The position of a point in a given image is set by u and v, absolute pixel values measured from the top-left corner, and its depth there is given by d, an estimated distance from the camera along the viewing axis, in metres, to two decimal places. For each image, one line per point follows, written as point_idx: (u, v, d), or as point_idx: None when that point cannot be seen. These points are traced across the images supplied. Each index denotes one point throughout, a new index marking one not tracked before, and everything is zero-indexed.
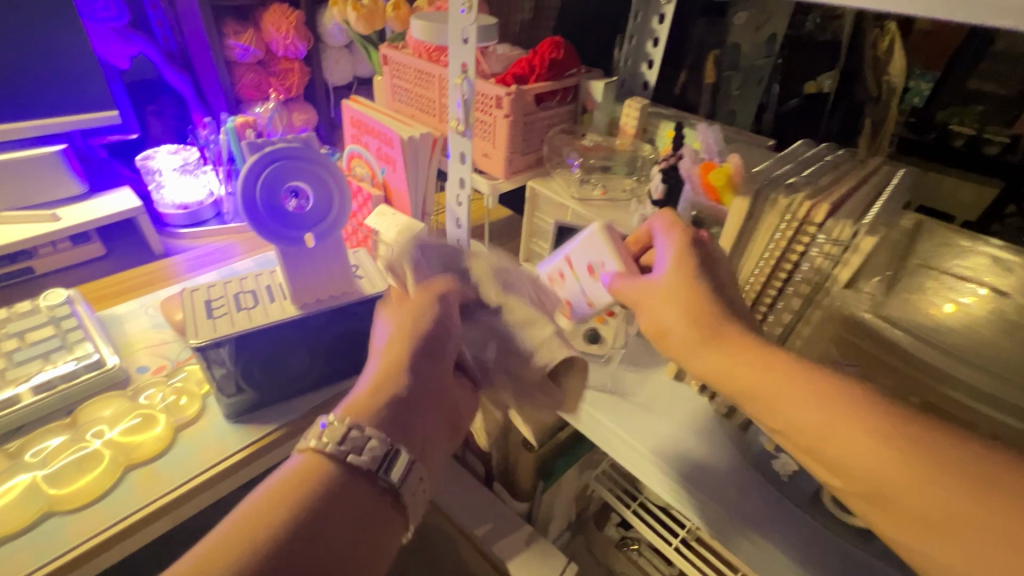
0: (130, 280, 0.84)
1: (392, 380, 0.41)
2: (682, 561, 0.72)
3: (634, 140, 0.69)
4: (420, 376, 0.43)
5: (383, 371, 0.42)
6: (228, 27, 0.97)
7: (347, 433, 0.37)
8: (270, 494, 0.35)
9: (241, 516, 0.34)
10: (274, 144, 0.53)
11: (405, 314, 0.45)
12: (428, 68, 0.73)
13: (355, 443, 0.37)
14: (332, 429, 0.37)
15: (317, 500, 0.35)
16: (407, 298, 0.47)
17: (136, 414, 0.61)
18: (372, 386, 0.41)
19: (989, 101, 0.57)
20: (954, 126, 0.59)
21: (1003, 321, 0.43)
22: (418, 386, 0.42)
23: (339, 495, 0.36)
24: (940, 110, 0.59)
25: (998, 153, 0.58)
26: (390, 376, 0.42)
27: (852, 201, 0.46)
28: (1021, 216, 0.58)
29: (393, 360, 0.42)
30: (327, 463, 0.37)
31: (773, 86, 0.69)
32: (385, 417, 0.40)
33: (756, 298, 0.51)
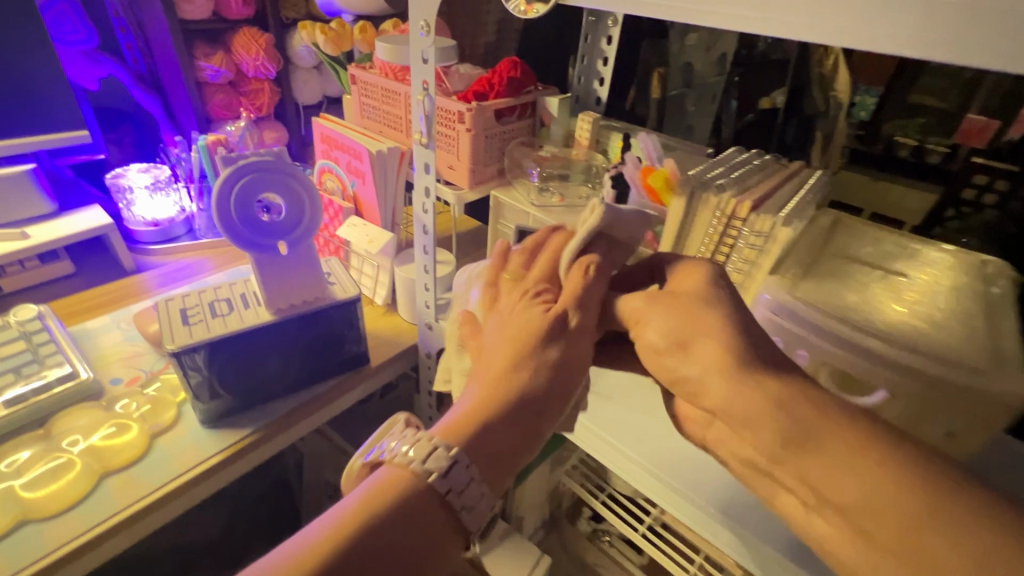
0: (103, 295, 0.85)
1: (485, 401, 0.36)
2: (649, 546, 0.76)
3: (588, 151, 0.76)
4: (532, 406, 0.36)
5: (485, 393, 0.36)
6: (199, 49, 0.98)
7: (439, 460, 0.33)
8: (356, 505, 0.31)
9: (327, 525, 0.31)
10: (247, 158, 0.56)
11: (527, 324, 0.40)
12: (394, 86, 0.78)
13: (444, 466, 0.32)
14: (419, 448, 0.33)
15: (396, 521, 0.31)
16: (516, 301, 0.41)
17: (110, 424, 0.62)
18: (475, 408, 0.36)
19: (930, 114, 0.68)
20: (899, 137, 0.69)
21: (951, 317, 0.45)
22: (526, 413, 0.36)
23: (420, 525, 0.31)
24: (887, 124, 0.70)
25: (940, 161, 0.69)
26: (495, 399, 0.36)
27: (772, 198, 0.51)
28: (957, 218, 0.69)
29: (491, 375, 0.37)
30: (413, 482, 0.33)
31: (730, 101, 0.77)
32: (481, 449, 0.34)
33: (712, 254, 0.52)
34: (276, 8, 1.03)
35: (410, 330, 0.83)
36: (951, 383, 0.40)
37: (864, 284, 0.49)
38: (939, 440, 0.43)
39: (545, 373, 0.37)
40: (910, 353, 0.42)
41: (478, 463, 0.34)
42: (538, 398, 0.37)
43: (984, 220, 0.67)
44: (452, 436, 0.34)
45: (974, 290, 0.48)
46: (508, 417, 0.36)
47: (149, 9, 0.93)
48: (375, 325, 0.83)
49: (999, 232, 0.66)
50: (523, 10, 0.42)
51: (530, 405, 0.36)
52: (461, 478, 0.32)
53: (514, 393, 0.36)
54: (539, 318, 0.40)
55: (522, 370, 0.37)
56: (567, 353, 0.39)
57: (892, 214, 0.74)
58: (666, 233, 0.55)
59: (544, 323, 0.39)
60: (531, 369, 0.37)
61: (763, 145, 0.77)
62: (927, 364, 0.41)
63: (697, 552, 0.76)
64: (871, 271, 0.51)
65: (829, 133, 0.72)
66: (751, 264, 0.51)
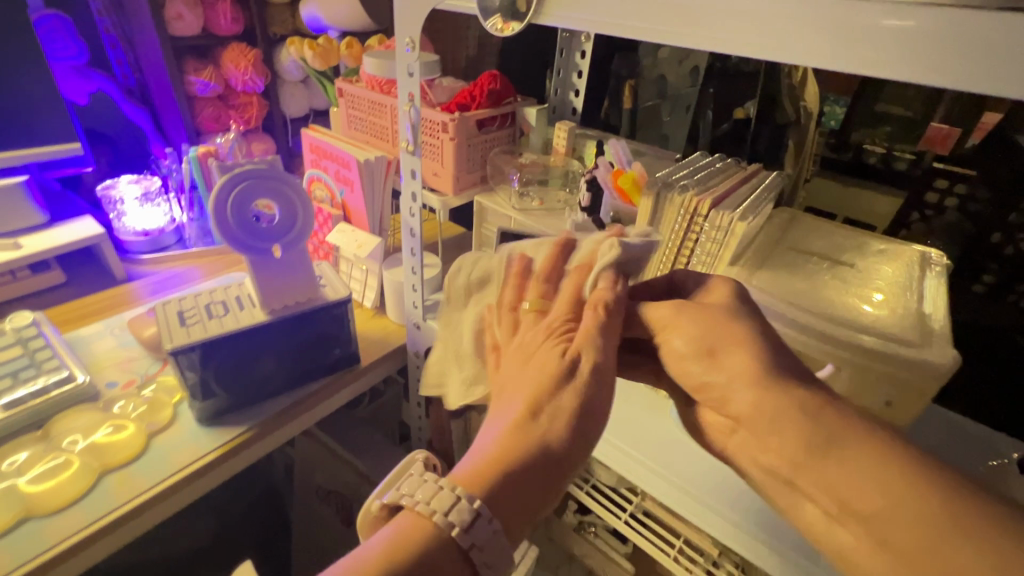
0: (95, 303, 0.87)
1: (512, 450, 0.34)
2: (631, 532, 0.78)
3: (565, 158, 0.81)
4: (560, 455, 0.34)
5: (504, 442, 0.34)
6: (188, 64, 1.02)
7: (460, 512, 0.31)
8: (380, 549, 0.31)
9: (349, 569, 0.30)
10: (242, 166, 0.59)
11: (539, 365, 0.37)
12: (380, 99, 0.82)
13: (462, 518, 0.31)
14: (438, 499, 0.32)
15: (415, 567, 0.30)
16: (538, 342, 0.40)
17: (108, 424, 0.64)
18: (497, 455, 0.34)
19: None
20: None
21: (897, 309, 0.49)
22: (553, 461, 0.34)
23: (437, 574, 0.31)
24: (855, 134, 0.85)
25: None
26: (510, 453, 0.33)
27: (731, 197, 0.56)
28: (920, 222, 0.77)
29: (515, 422, 0.35)
30: (434, 532, 0.31)
31: (707, 113, 0.85)
32: (505, 500, 0.32)
33: (677, 251, 0.57)
34: (264, 24, 1.07)
35: (399, 331, 0.86)
36: (886, 354, 0.44)
37: (824, 280, 0.53)
38: (880, 410, 0.48)
39: (577, 414, 0.36)
40: (849, 330, 0.46)
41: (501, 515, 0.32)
42: (569, 446, 0.35)
43: (946, 222, 0.74)
44: (471, 487, 0.32)
45: (911, 278, 0.53)
46: (535, 468, 0.33)
47: (141, 27, 0.97)
48: (365, 326, 0.86)
49: (960, 232, 0.73)
50: (500, 28, 0.46)
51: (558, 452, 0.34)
52: (480, 534, 0.31)
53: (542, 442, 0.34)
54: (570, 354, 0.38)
55: (557, 415, 0.35)
56: (586, 399, 0.36)
57: None
58: None
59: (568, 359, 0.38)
60: (560, 413, 0.35)
61: (738, 151, 0.83)
62: (865, 341, 0.45)
63: (678, 535, 0.78)
64: (821, 261, 0.55)
65: (801, 141, 0.78)
66: (713, 257, 0.55)
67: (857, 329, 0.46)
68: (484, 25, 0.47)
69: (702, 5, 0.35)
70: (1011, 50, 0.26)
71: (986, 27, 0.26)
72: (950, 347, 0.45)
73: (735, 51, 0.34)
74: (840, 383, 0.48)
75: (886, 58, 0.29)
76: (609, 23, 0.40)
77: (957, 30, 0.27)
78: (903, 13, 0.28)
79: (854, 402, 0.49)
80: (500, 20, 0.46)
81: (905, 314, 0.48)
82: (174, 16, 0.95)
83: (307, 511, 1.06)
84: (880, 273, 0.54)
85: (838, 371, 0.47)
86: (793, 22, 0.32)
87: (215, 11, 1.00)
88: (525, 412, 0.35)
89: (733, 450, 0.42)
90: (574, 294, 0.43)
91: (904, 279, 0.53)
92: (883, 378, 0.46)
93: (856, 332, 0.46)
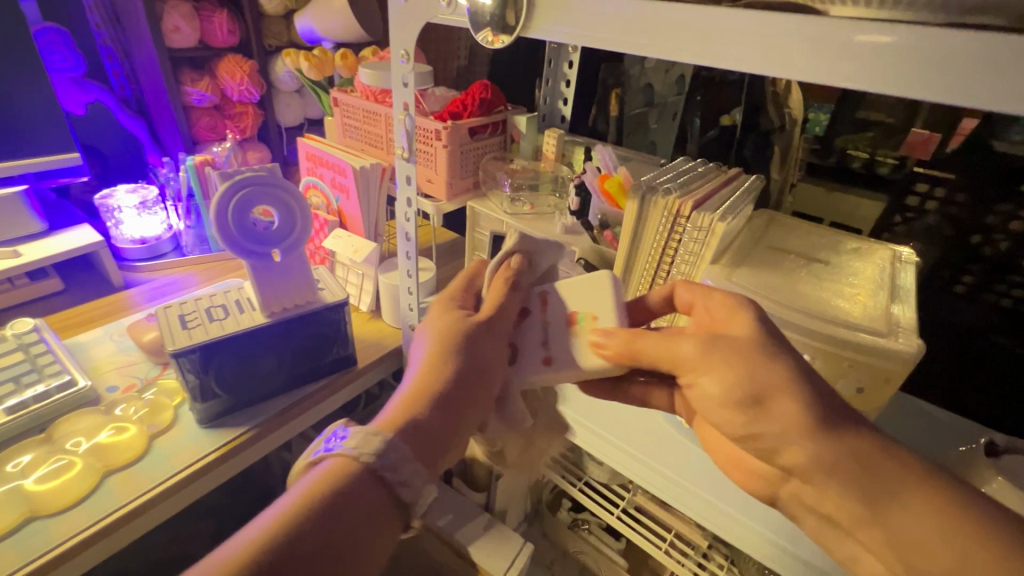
0: (93, 309, 0.88)
1: (427, 386, 0.42)
2: (623, 526, 0.79)
3: (554, 164, 0.84)
4: (465, 392, 0.43)
5: (416, 389, 0.42)
6: (185, 75, 1.03)
7: (377, 449, 0.38)
8: (300, 497, 0.35)
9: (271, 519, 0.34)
10: (243, 174, 0.61)
11: (449, 326, 0.46)
12: (375, 109, 0.84)
13: (383, 450, 0.38)
14: (366, 443, 0.38)
15: (341, 506, 0.36)
16: (451, 310, 0.49)
17: (110, 426, 0.65)
18: (413, 395, 0.42)
19: (879, 128, 0.74)
20: (851, 150, 0.76)
21: (871, 304, 0.52)
22: (457, 395, 0.42)
23: (363, 508, 0.36)
24: (839, 138, 0.77)
25: (889, 172, 0.74)
26: (426, 388, 0.42)
27: (712, 199, 0.59)
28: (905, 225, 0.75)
29: (429, 367, 0.43)
30: (354, 471, 0.37)
31: (695, 120, 0.87)
32: (419, 434, 0.40)
33: (662, 251, 0.60)
34: (260, 36, 1.10)
35: (394, 334, 0.88)
36: (859, 344, 0.47)
37: (803, 276, 0.55)
38: (852, 396, 0.50)
39: (479, 367, 0.45)
40: (825, 323, 0.49)
41: (416, 447, 0.39)
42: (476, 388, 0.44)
43: (926, 225, 0.73)
44: (391, 428, 0.39)
45: (883, 274, 0.56)
46: (442, 405, 0.42)
47: (138, 39, 0.98)
48: (361, 329, 0.88)
49: (938, 233, 0.73)
50: (491, 41, 0.49)
51: (457, 389, 0.43)
52: (396, 464, 0.37)
53: (451, 383, 0.43)
54: (476, 329, 0.46)
55: (462, 371, 0.44)
56: (484, 350, 0.46)
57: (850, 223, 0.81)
58: (623, 233, 0.62)
59: (472, 330, 0.46)
60: (460, 365, 0.44)
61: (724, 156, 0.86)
62: (840, 333, 0.48)
63: (669, 529, 0.80)
64: (799, 258, 0.58)
65: (787, 148, 0.81)
66: (696, 255, 0.58)
67: (835, 322, 0.49)
68: (476, 38, 0.50)
69: (688, 22, 0.38)
70: (966, 64, 0.29)
71: (943, 44, 0.29)
72: (916, 336, 0.48)
73: (720, 64, 0.38)
74: (816, 373, 0.51)
75: (857, 71, 0.33)
76: (599, 37, 0.43)
77: (920, 46, 0.30)
78: (882, 30, 0.31)
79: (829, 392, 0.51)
80: (491, 34, 0.49)
81: (878, 308, 0.51)
82: (171, 28, 0.97)
83: None
84: (857, 270, 0.57)
85: (813, 361, 0.50)
86: (776, 40, 0.35)
87: (212, 24, 1.02)
88: (433, 367, 0.44)
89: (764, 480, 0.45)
90: (499, 286, 0.50)
91: (878, 275, 0.56)
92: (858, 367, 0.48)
93: (834, 325, 0.48)
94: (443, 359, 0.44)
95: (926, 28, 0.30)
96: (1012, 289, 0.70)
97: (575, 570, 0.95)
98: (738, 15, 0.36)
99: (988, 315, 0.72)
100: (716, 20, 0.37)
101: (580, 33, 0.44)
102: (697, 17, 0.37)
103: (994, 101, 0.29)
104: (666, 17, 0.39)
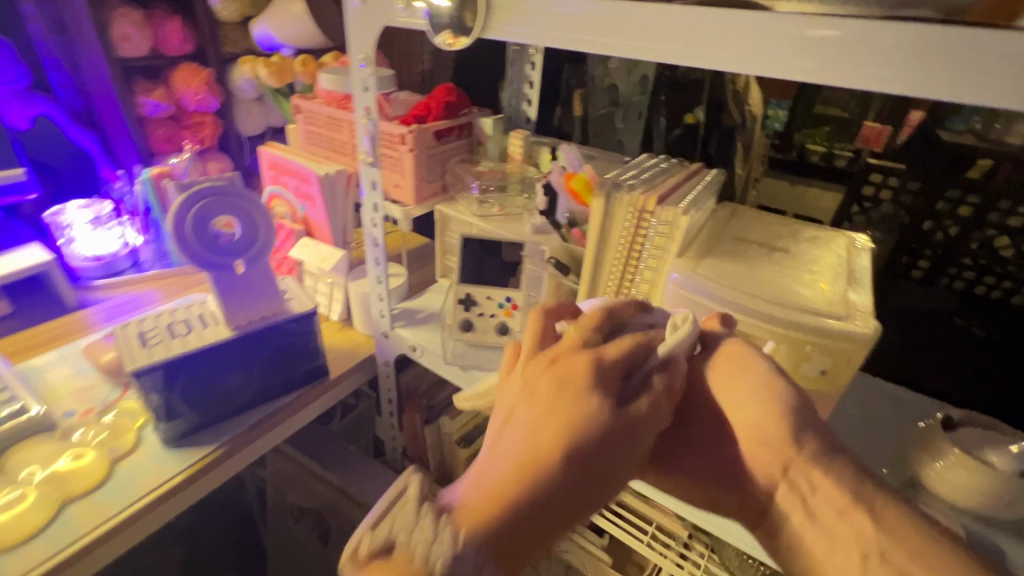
0: (44, 333, 0.84)
1: (557, 443, 0.34)
2: (605, 524, 0.77)
3: (521, 165, 0.84)
4: (596, 463, 0.34)
5: (536, 438, 0.34)
6: (138, 85, 1.02)
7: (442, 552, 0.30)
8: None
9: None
10: (201, 184, 0.59)
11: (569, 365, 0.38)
12: (338, 114, 0.83)
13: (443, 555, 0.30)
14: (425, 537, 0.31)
15: None
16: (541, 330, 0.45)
17: (69, 452, 0.63)
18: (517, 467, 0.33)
19: (834, 122, 0.78)
20: (809, 145, 0.80)
21: (839, 293, 0.53)
22: (592, 473, 0.34)
23: None
24: (798, 133, 0.81)
25: (847, 164, 0.78)
26: (551, 444, 0.34)
27: (675, 193, 0.60)
28: (863, 214, 0.78)
29: (560, 417, 0.35)
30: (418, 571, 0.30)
31: (660, 120, 0.87)
32: (506, 530, 0.31)
33: (628, 252, 0.61)
34: (216, 44, 1.07)
35: (367, 342, 0.87)
36: (822, 328, 0.49)
37: (770, 265, 0.57)
38: (816, 379, 0.52)
39: (587, 423, 0.35)
40: (788, 311, 0.50)
41: (502, 547, 0.31)
42: (578, 459, 0.34)
43: (883, 214, 0.76)
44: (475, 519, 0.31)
45: (840, 261, 0.58)
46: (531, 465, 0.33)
47: (85, 49, 0.95)
48: (332, 339, 0.87)
49: (898, 223, 0.75)
50: (450, 43, 0.49)
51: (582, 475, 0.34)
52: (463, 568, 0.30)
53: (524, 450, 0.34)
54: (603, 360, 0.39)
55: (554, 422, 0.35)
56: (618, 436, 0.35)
57: (812, 215, 0.84)
58: (591, 230, 0.62)
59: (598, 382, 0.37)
60: (588, 438, 0.34)
61: (691, 154, 0.86)
62: (808, 319, 0.49)
63: (650, 522, 0.79)
64: (760, 249, 0.60)
65: (749, 143, 0.83)
66: (663, 250, 0.58)
67: (802, 311, 0.50)
68: (434, 40, 0.49)
69: (639, 21, 0.39)
70: (904, 54, 0.31)
71: (884, 36, 0.31)
72: (873, 318, 0.50)
73: (673, 61, 0.39)
74: (782, 359, 0.52)
75: (805, 64, 0.34)
76: (556, 38, 0.44)
77: (861, 39, 0.32)
78: (821, 25, 0.33)
79: (794, 375, 0.52)
80: (450, 35, 0.48)
81: (841, 295, 0.53)
82: (120, 37, 0.96)
83: (283, 532, 1.05)
84: (826, 261, 0.58)
85: (777, 347, 0.51)
86: (722, 35, 0.36)
87: (164, 32, 1.00)
88: (559, 425, 0.34)
89: (758, 504, 0.41)
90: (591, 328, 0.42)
91: (843, 263, 0.58)
92: (826, 353, 0.50)
93: (801, 314, 0.50)
94: (566, 435, 0.34)
95: (865, 23, 0.31)
96: (965, 271, 0.72)
97: (559, 569, 0.95)
98: (691, 12, 0.37)
99: (945, 298, 0.74)
100: (671, 17, 0.38)
101: (540, 34, 0.44)
102: (651, 15, 0.38)
103: (936, 90, 0.31)
104: (622, 15, 0.40)
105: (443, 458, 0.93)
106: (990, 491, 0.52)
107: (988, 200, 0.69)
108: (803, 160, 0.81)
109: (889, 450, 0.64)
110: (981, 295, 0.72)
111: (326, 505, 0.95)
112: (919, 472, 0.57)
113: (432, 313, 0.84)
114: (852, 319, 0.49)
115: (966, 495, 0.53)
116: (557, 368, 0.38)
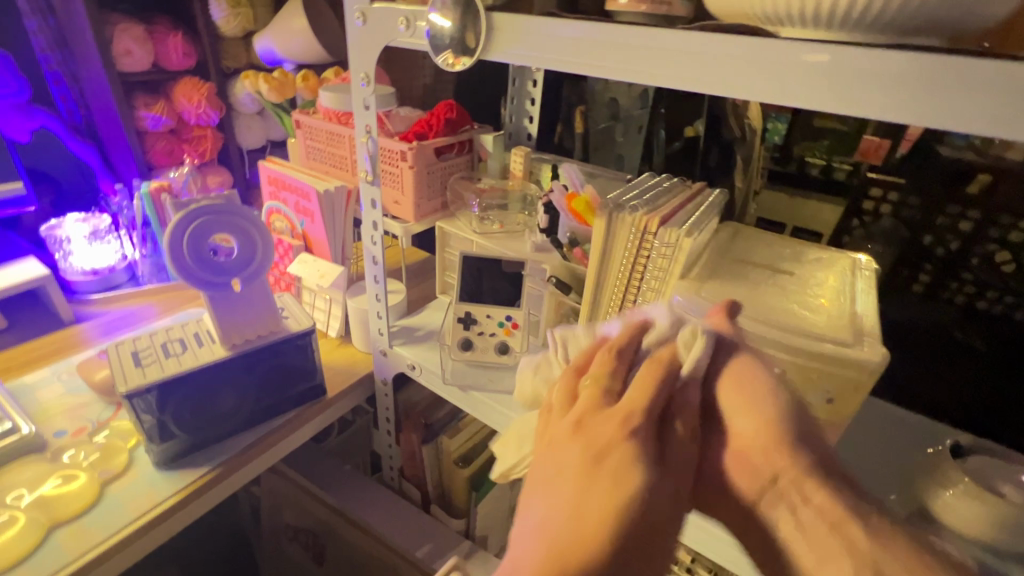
0: (35, 350, 0.82)
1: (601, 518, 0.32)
2: None
3: (522, 182, 0.84)
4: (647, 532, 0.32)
5: (584, 515, 0.32)
6: (138, 99, 1.01)
7: None
8: None
9: None
10: (199, 202, 0.58)
11: (604, 434, 0.36)
12: (338, 130, 0.83)
13: None
14: None
15: None
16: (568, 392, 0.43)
17: (56, 475, 0.62)
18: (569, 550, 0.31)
19: (831, 137, 0.79)
20: (809, 157, 0.81)
21: (843, 318, 0.52)
22: (644, 538, 0.32)
23: None
24: (798, 145, 0.82)
25: (845, 176, 0.79)
26: (601, 514, 0.32)
27: (677, 214, 0.59)
28: (862, 228, 0.76)
29: (606, 488, 0.33)
30: None
31: (660, 131, 0.86)
32: None
33: (630, 274, 0.60)
34: (218, 58, 1.08)
35: (366, 360, 0.86)
36: (824, 353, 0.48)
37: (771, 288, 0.56)
38: (823, 407, 0.51)
39: (632, 492, 0.33)
40: (790, 334, 0.49)
41: None
42: (626, 538, 0.31)
43: (883, 228, 0.75)
44: None
45: (843, 283, 0.57)
46: (572, 563, 0.30)
47: (87, 63, 0.96)
48: (330, 356, 0.86)
49: (898, 239, 0.74)
50: (451, 63, 0.48)
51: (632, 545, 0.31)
52: None
53: (566, 529, 0.32)
54: (633, 416, 0.37)
55: (593, 503, 0.32)
56: (663, 500, 0.34)
57: (814, 227, 0.82)
58: (592, 251, 0.61)
59: (631, 443, 0.35)
60: (637, 508, 0.32)
61: (690, 170, 0.87)
62: (811, 343, 0.48)
63: None
64: (763, 270, 0.59)
65: (749, 156, 0.82)
66: (665, 271, 0.57)
67: (804, 336, 0.49)
68: (435, 60, 0.49)
69: (639, 44, 0.39)
70: (907, 82, 0.30)
71: (888, 64, 0.30)
72: (880, 344, 0.49)
73: (673, 85, 0.38)
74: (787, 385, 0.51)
75: (804, 91, 0.33)
76: (557, 60, 0.43)
77: (860, 65, 0.31)
78: (818, 50, 0.32)
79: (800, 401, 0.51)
80: (451, 56, 0.48)
81: (846, 320, 0.52)
82: (122, 52, 0.96)
83: (278, 551, 1.03)
84: (829, 286, 0.57)
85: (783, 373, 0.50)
86: (723, 59, 0.36)
87: (166, 46, 1.00)
88: (608, 499, 0.32)
89: None
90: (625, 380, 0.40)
91: (845, 289, 0.56)
92: (829, 376, 0.49)
93: (804, 339, 0.49)
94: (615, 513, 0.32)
95: (865, 50, 0.31)
96: (965, 286, 0.71)
97: None
98: (692, 35, 0.36)
99: (946, 313, 0.73)
100: (673, 42, 0.37)
101: (541, 56, 0.44)
102: (652, 41, 0.38)
103: (941, 118, 0.30)
104: (623, 40, 0.39)
105: (441, 476, 0.93)
106: (1003, 524, 0.50)
107: (987, 215, 0.68)
108: (803, 173, 0.81)
109: (897, 476, 0.62)
110: (984, 311, 0.71)
111: (321, 525, 0.93)
112: (927, 500, 0.55)
113: (431, 330, 0.83)
114: (854, 341, 0.49)
115: (975, 526, 0.52)
116: (588, 437, 0.37)
